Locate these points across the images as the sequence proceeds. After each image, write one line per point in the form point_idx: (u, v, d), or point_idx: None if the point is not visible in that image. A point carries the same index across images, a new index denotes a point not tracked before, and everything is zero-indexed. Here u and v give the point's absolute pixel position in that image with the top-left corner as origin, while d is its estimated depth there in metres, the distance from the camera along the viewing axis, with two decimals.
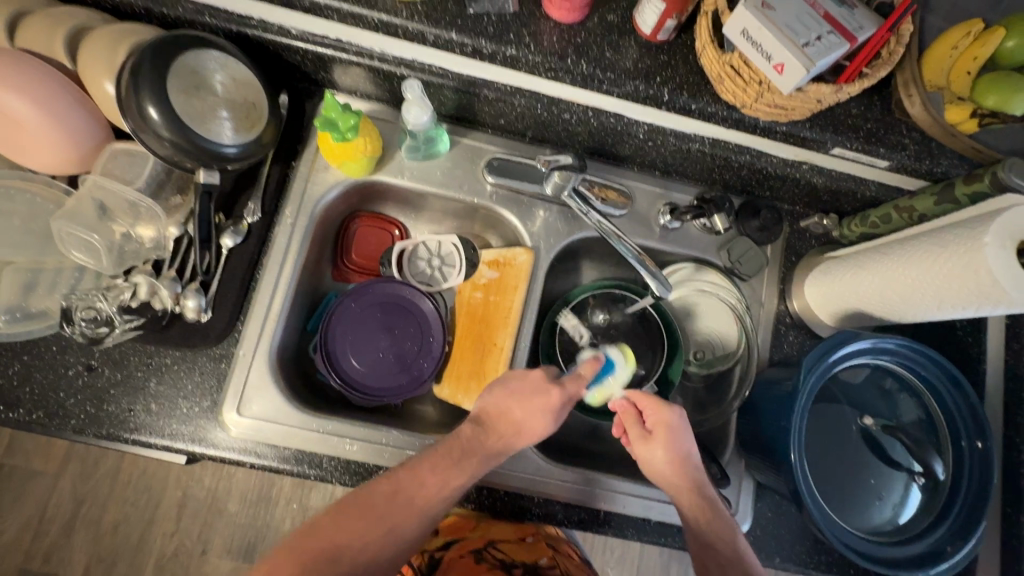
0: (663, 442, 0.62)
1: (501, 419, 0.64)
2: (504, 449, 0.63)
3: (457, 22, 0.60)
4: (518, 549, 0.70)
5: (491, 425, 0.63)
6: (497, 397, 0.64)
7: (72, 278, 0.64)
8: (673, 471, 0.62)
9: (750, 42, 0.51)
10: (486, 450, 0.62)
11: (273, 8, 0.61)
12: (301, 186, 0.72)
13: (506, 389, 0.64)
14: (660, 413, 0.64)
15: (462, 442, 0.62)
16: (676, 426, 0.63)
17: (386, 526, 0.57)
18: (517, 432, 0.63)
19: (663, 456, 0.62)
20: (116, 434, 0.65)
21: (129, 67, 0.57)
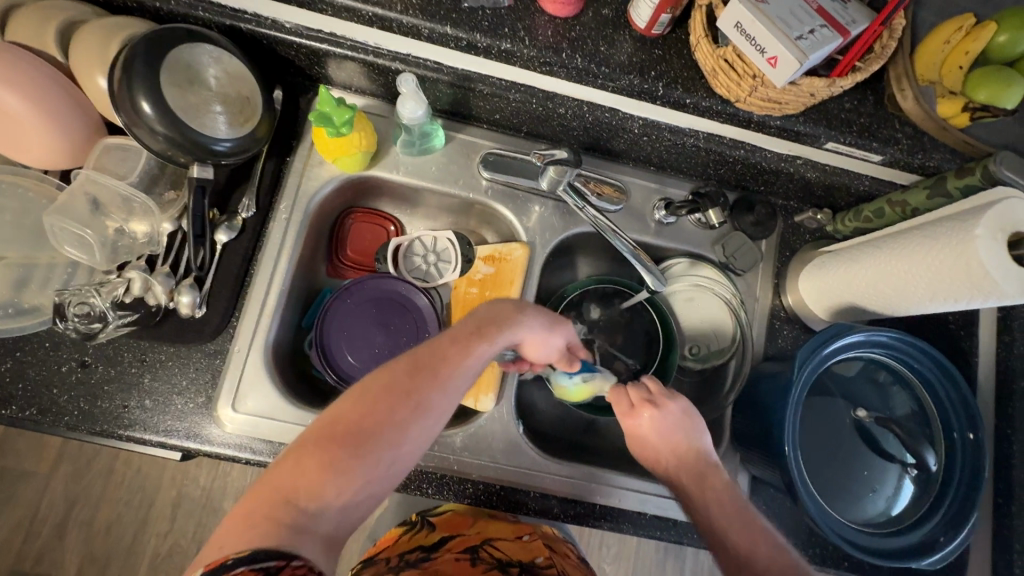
0: (666, 421, 0.58)
1: (501, 308, 0.57)
2: (510, 325, 0.56)
3: (453, 16, 0.59)
4: (516, 547, 0.65)
5: (470, 337, 0.54)
6: (476, 323, 0.55)
7: (65, 274, 0.64)
8: (687, 456, 0.57)
9: (744, 35, 0.51)
10: (495, 327, 0.55)
11: (268, 3, 0.61)
12: (296, 182, 0.72)
13: (488, 315, 0.56)
14: (667, 396, 0.60)
15: (469, 324, 0.55)
16: (682, 406, 0.59)
17: (402, 415, 0.49)
18: (523, 312, 0.58)
19: (671, 435, 0.58)
20: (110, 430, 0.64)
21: (122, 60, 0.56)
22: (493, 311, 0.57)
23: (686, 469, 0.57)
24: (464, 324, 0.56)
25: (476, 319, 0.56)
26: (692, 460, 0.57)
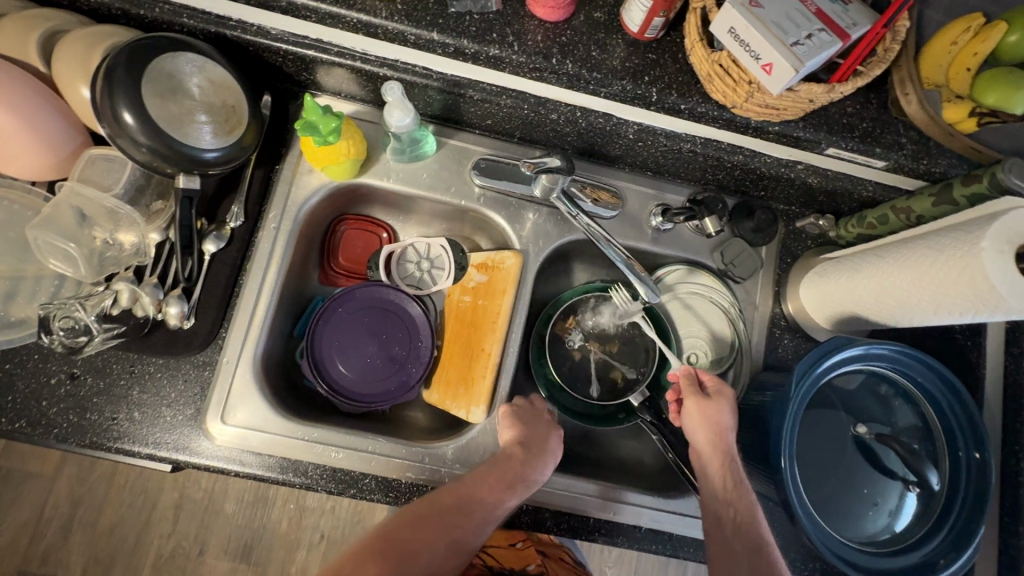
0: (714, 408, 0.64)
1: (536, 456, 0.64)
2: (540, 475, 0.64)
3: (439, 22, 0.58)
4: (509, 555, 0.73)
5: (534, 451, 0.65)
6: (520, 431, 0.66)
7: (53, 286, 0.64)
8: (720, 441, 0.63)
9: (738, 40, 0.50)
10: (529, 477, 0.63)
11: (251, 10, 0.59)
12: (286, 190, 0.71)
13: (523, 419, 0.67)
14: (720, 387, 0.66)
15: (513, 467, 0.63)
16: (728, 398, 0.65)
17: (490, 509, 0.60)
18: (548, 460, 0.65)
19: (712, 419, 0.64)
20: (100, 443, 0.64)
21: (103, 70, 0.55)
22: (530, 451, 0.64)
23: (716, 452, 0.63)
24: (511, 460, 0.63)
25: (517, 461, 0.63)
26: (722, 445, 0.63)
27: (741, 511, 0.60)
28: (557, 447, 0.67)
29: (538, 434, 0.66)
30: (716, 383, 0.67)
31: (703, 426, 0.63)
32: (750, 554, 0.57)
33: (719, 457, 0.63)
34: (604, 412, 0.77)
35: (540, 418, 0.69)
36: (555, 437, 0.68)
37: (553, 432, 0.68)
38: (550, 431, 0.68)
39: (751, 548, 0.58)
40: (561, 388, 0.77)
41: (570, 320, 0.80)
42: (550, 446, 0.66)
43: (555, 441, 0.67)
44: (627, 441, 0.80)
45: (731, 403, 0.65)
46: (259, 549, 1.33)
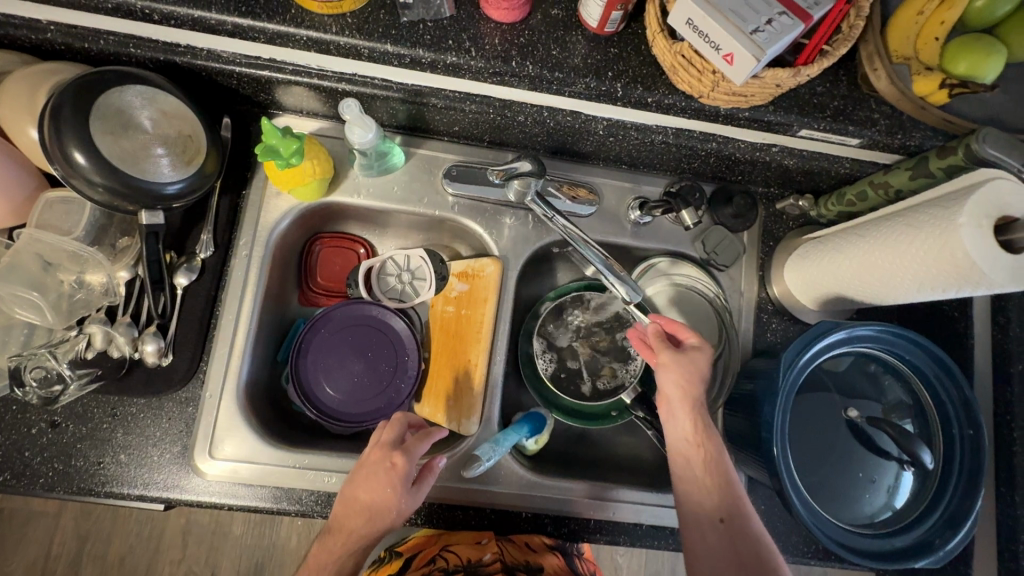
0: (692, 366, 0.60)
1: (349, 522, 0.58)
2: (358, 540, 0.58)
3: (392, 33, 0.56)
4: (466, 548, 0.67)
5: (345, 520, 0.58)
6: (346, 490, 0.60)
7: (23, 334, 0.62)
8: (691, 399, 0.60)
9: (698, 32, 0.48)
10: (350, 543, 0.58)
11: (198, 33, 0.57)
12: (254, 215, 0.70)
13: (350, 475, 0.60)
14: (700, 343, 0.62)
15: (328, 546, 0.58)
16: (705, 355, 0.62)
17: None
18: (369, 515, 0.58)
19: (691, 376, 0.60)
20: (88, 489, 0.63)
21: (49, 111, 0.54)
22: (344, 514, 0.59)
23: (687, 407, 0.60)
24: (326, 533, 0.59)
25: (331, 535, 0.59)
26: (694, 394, 0.60)
27: (712, 453, 0.59)
28: (380, 491, 0.58)
29: (349, 491, 0.59)
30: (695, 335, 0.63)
31: (678, 384, 0.60)
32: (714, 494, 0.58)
33: (691, 410, 0.60)
34: (596, 411, 0.76)
35: (361, 462, 0.60)
36: (375, 482, 0.58)
37: (371, 476, 0.58)
38: (364, 478, 0.59)
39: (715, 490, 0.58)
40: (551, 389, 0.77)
41: (556, 321, 0.79)
42: (363, 500, 0.58)
43: (372, 489, 0.58)
44: (624, 437, 0.79)
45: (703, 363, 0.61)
46: (271, 567, 1.39)
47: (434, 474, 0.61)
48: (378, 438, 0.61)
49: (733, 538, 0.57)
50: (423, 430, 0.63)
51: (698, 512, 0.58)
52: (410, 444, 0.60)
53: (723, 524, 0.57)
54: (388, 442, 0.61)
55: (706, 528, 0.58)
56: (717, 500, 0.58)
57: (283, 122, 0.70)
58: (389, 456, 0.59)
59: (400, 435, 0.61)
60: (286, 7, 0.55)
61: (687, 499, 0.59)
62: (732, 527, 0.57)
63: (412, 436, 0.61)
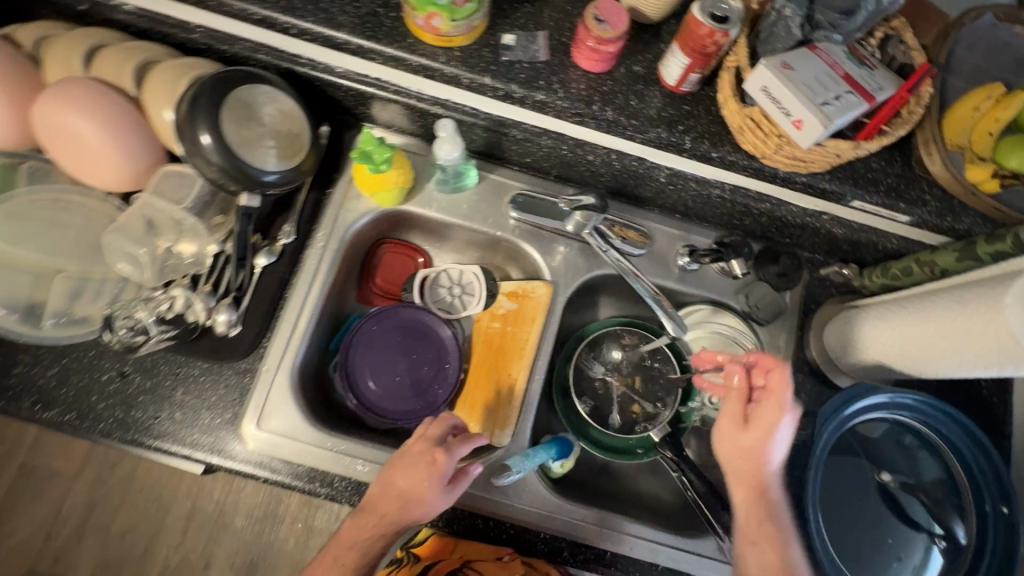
0: (760, 432, 0.59)
1: (383, 506, 0.62)
2: (389, 524, 0.62)
3: (492, 68, 0.63)
4: (494, 568, 0.70)
5: (380, 503, 0.62)
6: (383, 475, 0.63)
7: (115, 288, 0.68)
8: (755, 468, 0.60)
9: (771, 98, 0.53)
10: (379, 526, 0.62)
11: (322, 49, 0.65)
12: (335, 212, 0.76)
13: (392, 460, 0.64)
14: (775, 406, 0.59)
15: (361, 523, 0.62)
16: (780, 420, 0.59)
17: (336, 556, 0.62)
18: (403, 502, 0.61)
19: (757, 443, 0.60)
20: (141, 440, 0.67)
21: (190, 97, 0.62)
22: (379, 498, 0.62)
23: (750, 474, 0.60)
24: (359, 512, 0.63)
25: (364, 514, 0.62)
26: (754, 462, 0.60)
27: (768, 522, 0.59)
28: (418, 483, 0.61)
29: (387, 477, 0.62)
30: (770, 396, 0.60)
31: (734, 452, 0.61)
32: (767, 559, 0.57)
33: (753, 476, 0.60)
34: (622, 447, 0.78)
35: (403, 452, 0.64)
36: (414, 472, 0.62)
37: (412, 465, 0.62)
38: (404, 467, 0.62)
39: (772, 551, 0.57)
40: (587, 423, 0.79)
41: (594, 353, 0.82)
42: (399, 488, 0.62)
43: (410, 478, 0.62)
44: (647, 476, 0.80)
45: (776, 431, 0.59)
46: (264, 566, 1.40)
47: (468, 479, 0.64)
48: (424, 432, 0.65)
49: None
50: (466, 432, 0.67)
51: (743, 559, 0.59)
52: (453, 444, 0.63)
53: None
54: (432, 438, 0.64)
55: None
56: (779, 556, 0.57)
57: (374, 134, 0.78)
58: (431, 451, 0.63)
59: (444, 433, 0.65)
60: (404, 36, 0.63)
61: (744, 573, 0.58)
62: None
63: (456, 437, 0.64)
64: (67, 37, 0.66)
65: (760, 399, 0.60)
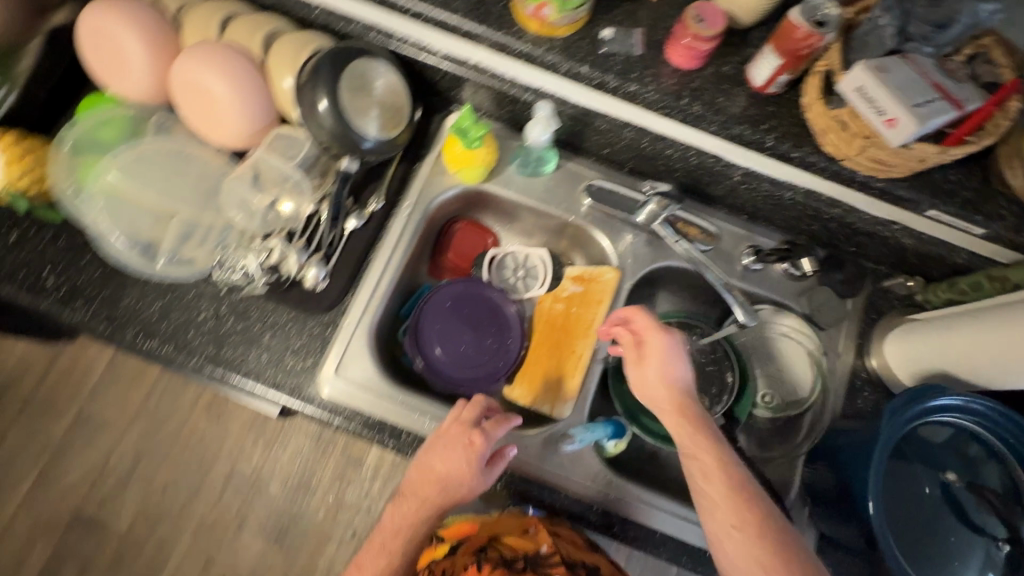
0: (659, 360, 0.68)
1: (426, 487, 0.67)
2: (432, 505, 0.67)
3: (590, 58, 0.67)
4: (521, 541, 0.70)
5: (422, 485, 0.67)
6: (422, 459, 0.68)
7: (219, 234, 0.74)
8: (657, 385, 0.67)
9: (865, 98, 0.56)
10: (424, 506, 0.67)
11: (432, 32, 0.71)
12: (420, 184, 0.80)
13: (430, 445, 0.68)
14: (657, 345, 0.68)
15: (409, 509, 0.68)
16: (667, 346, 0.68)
17: (385, 538, 0.68)
18: (444, 484, 0.66)
19: (659, 370, 0.67)
20: (229, 376, 0.72)
21: (313, 65, 0.68)
22: (423, 483, 0.67)
23: (655, 394, 0.68)
24: (406, 495, 0.68)
25: (409, 498, 0.68)
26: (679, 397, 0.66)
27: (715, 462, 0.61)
28: (459, 466, 0.66)
29: (427, 459, 0.67)
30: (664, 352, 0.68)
31: (641, 377, 0.68)
32: (732, 496, 0.58)
33: (669, 398, 0.66)
34: None
35: (440, 435, 0.68)
36: (454, 454, 0.66)
37: (450, 448, 0.66)
38: (442, 449, 0.67)
39: (731, 498, 0.58)
40: (641, 409, 0.81)
41: None
42: (440, 469, 0.66)
43: (450, 460, 0.66)
44: None
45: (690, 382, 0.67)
46: (293, 534, 1.43)
47: (504, 460, 0.69)
48: (460, 415, 0.68)
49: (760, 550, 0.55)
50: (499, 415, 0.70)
51: (720, 494, 0.59)
52: (490, 428, 0.67)
53: (736, 532, 0.56)
54: (468, 421, 0.68)
55: (725, 539, 0.57)
56: (751, 507, 0.57)
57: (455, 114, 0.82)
58: (468, 434, 0.67)
59: (478, 416, 0.69)
60: (511, 24, 0.68)
61: (710, 511, 0.59)
62: (751, 534, 0.56)
63: (490, 421, 0.68)
64: (207, 4, 0.73)
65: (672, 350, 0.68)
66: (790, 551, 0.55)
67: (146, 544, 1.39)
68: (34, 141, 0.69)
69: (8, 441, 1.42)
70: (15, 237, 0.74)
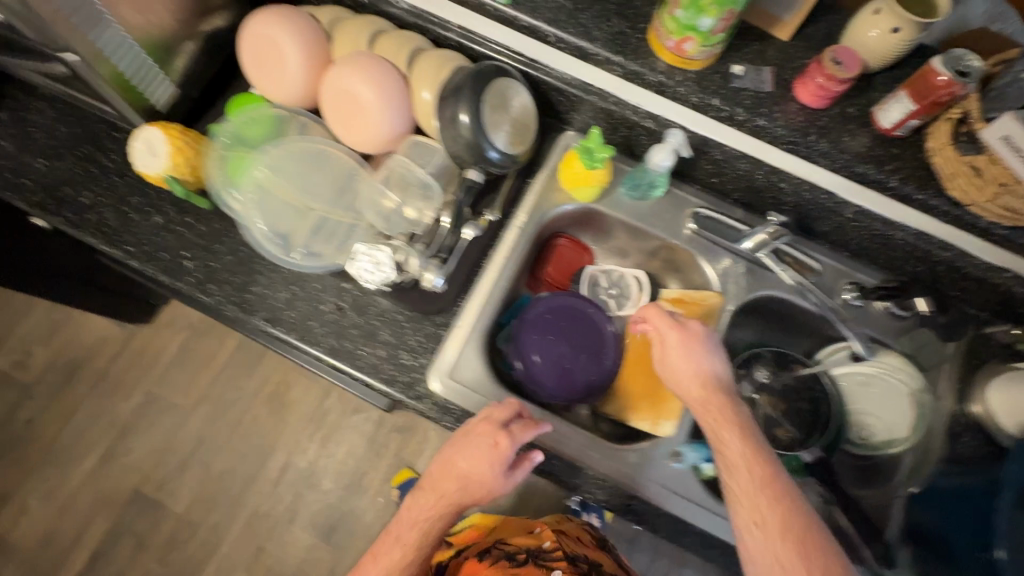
0: (688, 346, 0.69)
1: (445, 482, 0.69)
2: (448, 499, 0.69)
3: (721, 92, 0.71)
4: (527, 539, 0.90)
5: (442, 478, 0.69)
6: (446, 453, 0.70)
7: (348, 231, 0.78)
8: (683, 374, 0.69)
9: (1010, 146, 0.58)
10: (442, 500, 0.70)
11: (567, 58, 0.75)
12: (534, 200, 0.84)
13: (455, 440, 0.70)
14: (684, 336, 0.70)
15: (426, 500, 0.70)
16: (699, 335, 0.70)
17: (402, 531, 0.71)
18: (465, 480, 0.68)
19: (689, 355, 0.69)
20: (347, 368, 0.75)
21: (459, 81, 0.73)
22: (442, 477, 0.69)
23: (695, 386, 0.68)
24: (426, 487, 0.71)
25: (427, 488, 0.71)
26: (712, 390, 0.67)
27: (752, 455, 0.62)
28: (482, 464, 0.67)
29: (452, 454, 0.69)
30: (683, 333, 0.70)
31: (675, 356, 0.70)
32: (772, 496, 0.59)
33: (712, 397, 0.66)
34: None
35: (467, 432, 0.69)
36: (478, 453, 0.67)
37: (475, 447, 0.68)
38: (467, 446, 0.68)
39: (776, 507, 0.59)
40: None
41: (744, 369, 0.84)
42: (462, 465, 0.68)
43: (473, 458, 0.67)
44: None
45: (697, 351, 0.70)
46: (341, 532, 1.45)
47: (529, 465, 0.69)
48: (488, 416, 0.70)
49: (774, 543, 0.57)
50: (529, 418, 0.71)
51: (747, 480, 0.60)
52: (516, 431, 0.68)
53: (758, 528, 0.58)
54: (496, 421, 0.69)
55: (747, 532, 0.59)
56: (762, 484, 0.60)
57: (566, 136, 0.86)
58: (493, 434, 0.68)
59: (508, 417, 0.69)
60: (648, 55, 0.72)
61: (735, 506, 0.61)
62: (769, 531, 0.58)
63: (519, 425, 0.69)
64: (354, 22, 0.78)
65: (686, 332, 0.71)
66: (811, 542, 0.57)
67: (200, 528, 1.42)
68: (196, 136, 0.74)
69: (78, 415, 1.47)
70: (159, 220, 0.79)
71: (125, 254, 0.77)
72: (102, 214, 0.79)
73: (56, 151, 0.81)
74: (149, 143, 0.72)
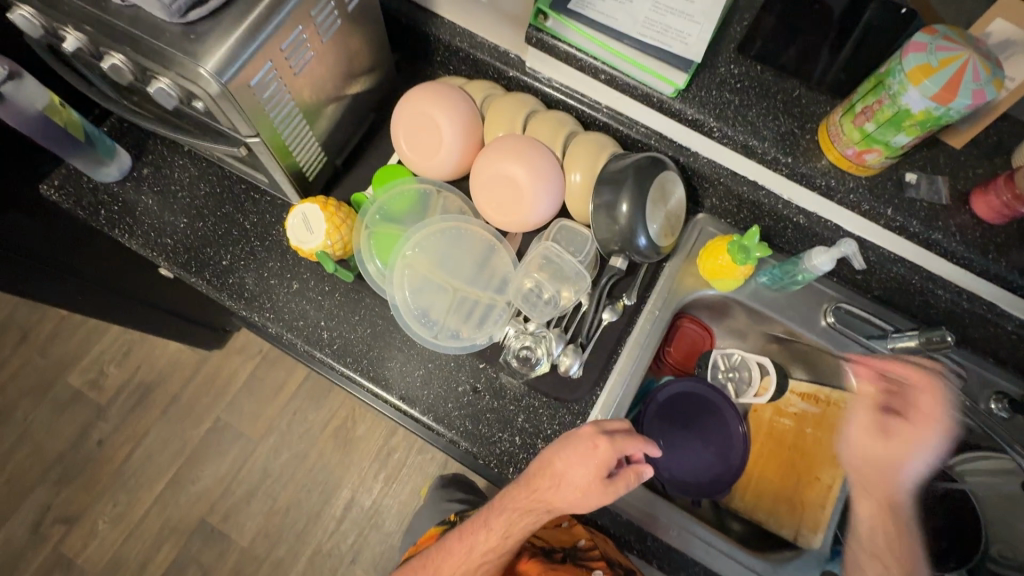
0: (920, 442, 0.69)
1: (539, 479, 0.66)
2: (543, 496, 0.66)
3: (895, 202, 0.69)
4: (559, 534, 0.86)
5: (538, 477, 0.66)
6: (544, 451, 0.67)
7: (489, 312, 0.77)
8: (889, 468, 0.71)
9: None
10: (534, 496, 0.67)
11: (728, 151, 0.74)
12: (668, 283, 0.82)
13: (554, 442, 0.67)
14: (921, 425, 0.69)
15: (519, 495, 0.67)
16: (920, 432, 0.69)
17: (496, 514, 0.70)
18: (564, 480, 0.65)
19: (899, 443, 0.70)
20: (483, 454, 0.74)
21: (622, 173, 0.71)
22: (537, 473, 0.67)
23: (879, 474, 0.71)
24: (520, 482, 0.68)
25: (521, 484, 0.68)
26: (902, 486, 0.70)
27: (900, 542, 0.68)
28: (578, 465, 0.64)
29: (549, 454, 0.66)
30: (914, 418, 0.70)
31: (894, 442, 0.70)
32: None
33: (892, 485, 0.70)
34: None
35: (568, 435, 0.67)
36: (578, 454, 0.65)
37: (575, 448, 0.65)
38: (565, 446, 0.66)
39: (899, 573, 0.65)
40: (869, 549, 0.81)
41: None
42: (560, 466, 0.65)
43: (575, 458, 0.65)
44: None
45: (917, 444, 0.69)
46: None
47: (632, 477, 0.66)
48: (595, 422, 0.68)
49: None
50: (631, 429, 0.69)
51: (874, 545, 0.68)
52: (618, 438, 0.66)
53: None
54: (599, 426, 0.66)
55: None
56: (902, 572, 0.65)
57: (699, 218, 0.84)
58: (593, 437, 0.65)
59: (611, 425, 0.67)
60: (818, 158, 0.70)
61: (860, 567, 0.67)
62: None
63: (622, 434, 0.66)
64: (507, 99, 0.78)
65: (901, 415, 0.71)
66: None
67: (266, 562, 1.41)
68: (349, 210, 0.75)
69: (148, 439, 1.47)
70: (296, 286, 0.78)
71: (264, 321, 0.77)
72: (242, 278, 0.79)
73: (199, 210, 0.81)
74: (304, 220, 0.72)
